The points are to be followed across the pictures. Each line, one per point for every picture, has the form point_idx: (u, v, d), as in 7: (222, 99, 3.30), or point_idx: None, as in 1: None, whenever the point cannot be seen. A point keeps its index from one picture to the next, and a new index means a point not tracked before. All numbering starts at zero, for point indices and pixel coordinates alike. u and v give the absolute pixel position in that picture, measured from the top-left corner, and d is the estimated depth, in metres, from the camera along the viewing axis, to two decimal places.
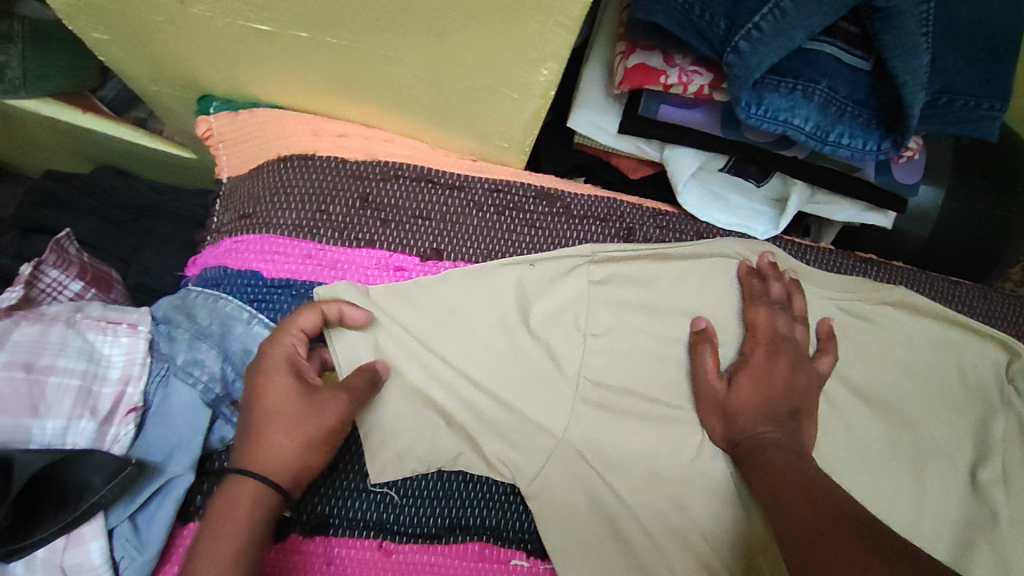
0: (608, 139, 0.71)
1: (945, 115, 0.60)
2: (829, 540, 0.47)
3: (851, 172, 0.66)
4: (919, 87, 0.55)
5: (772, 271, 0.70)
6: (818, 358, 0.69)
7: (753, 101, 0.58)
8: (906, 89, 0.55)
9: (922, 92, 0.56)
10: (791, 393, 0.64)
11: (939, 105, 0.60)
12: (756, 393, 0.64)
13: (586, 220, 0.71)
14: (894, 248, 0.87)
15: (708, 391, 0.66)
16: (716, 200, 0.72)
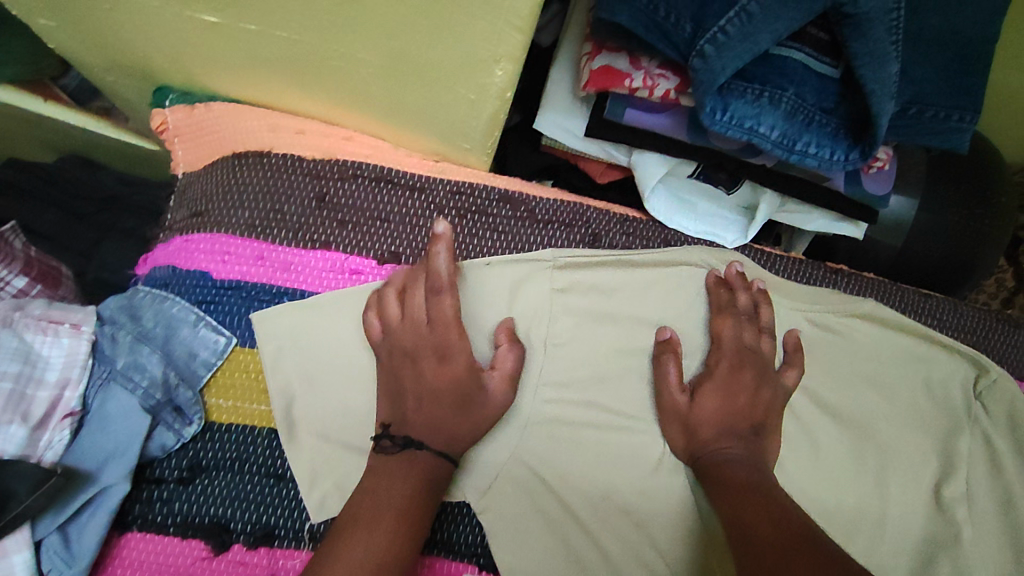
0: (574, 143, 0.69)
1: (917, 124, 0.58)
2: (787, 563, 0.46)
3: (820, 182, 0.65)
4: (888, 97, 0.53)
5: (739, 282, 0.68)
6: (785, 372, 0.68)
7: (718, 108, 0.56)
8: (874, 98, 0.53)
9: (891, 101, 0.54)
10: (752, 407, 0.64)
11: (908, 115, 0.58)
12: (719, 407, 0.63)
13: (549, 226, 0.69)
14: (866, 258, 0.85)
15: (670, 404, 0.65)
16: (682, 206, 0.71)
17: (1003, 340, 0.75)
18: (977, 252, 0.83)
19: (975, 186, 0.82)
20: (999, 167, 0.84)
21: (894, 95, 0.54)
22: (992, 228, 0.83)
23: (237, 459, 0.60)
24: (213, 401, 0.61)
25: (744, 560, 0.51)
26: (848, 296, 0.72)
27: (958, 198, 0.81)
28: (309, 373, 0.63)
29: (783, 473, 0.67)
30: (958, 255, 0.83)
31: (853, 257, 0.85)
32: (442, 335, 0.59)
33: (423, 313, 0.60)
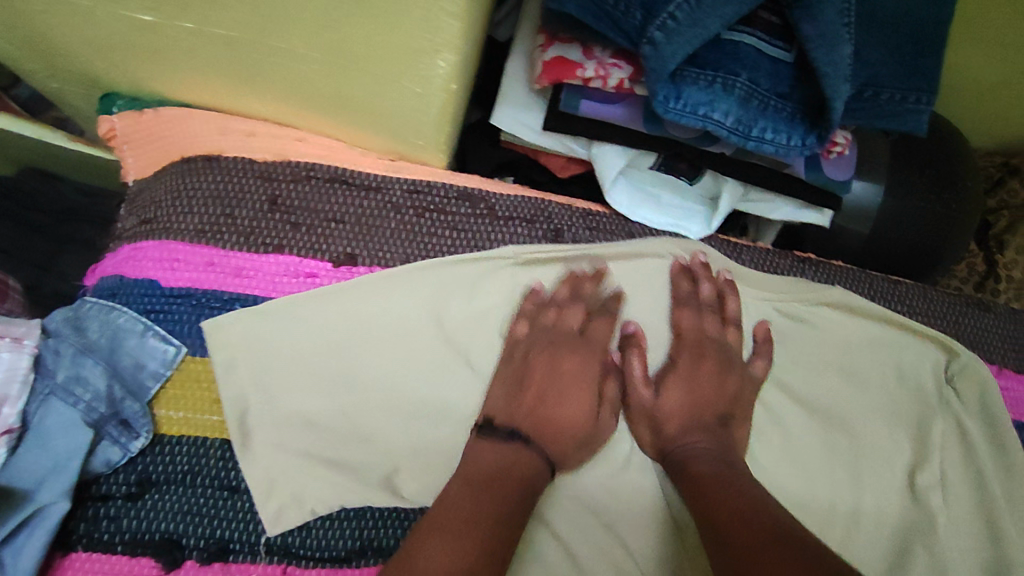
0: (532, 138, 0.67)
1: (872, 108, 0.58)
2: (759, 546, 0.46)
3: (780, 169, 0.64)
4: (841, 80, 0.53)
5: (702, 271, 0.69)
6: (752, 363, 0.67)
7: (671, 95, 0.55)
8: (830, 83, 0.53)
9: (847, 85, 0.53)
10: (718, 396, 0.64)
11: (864, 98, 0.57)
12: (682, 399, 0.64)
13: (509, 222, 0.68)
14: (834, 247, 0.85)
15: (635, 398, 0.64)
16: (645, 197, 0.70)
17: (974, 324, 0.75)
18: (946, 238, 0.83)
19: (940, 170, 0.82)
20: (963, 152, 0.84)
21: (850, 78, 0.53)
22: (959, 213, 0.83)
23: (188, 472, 0.58)
24: (163, 413, 0.59)
25: (713, 543, 0.50)
26: (816, 284, 0.71)
27: (924, 182, 0.81)
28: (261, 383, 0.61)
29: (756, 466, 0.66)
30: (927, 241, 0.83)
31: (822, 246, 0.84)
32: (567, 337, 0.64)
33: (576, 324, 0.65)
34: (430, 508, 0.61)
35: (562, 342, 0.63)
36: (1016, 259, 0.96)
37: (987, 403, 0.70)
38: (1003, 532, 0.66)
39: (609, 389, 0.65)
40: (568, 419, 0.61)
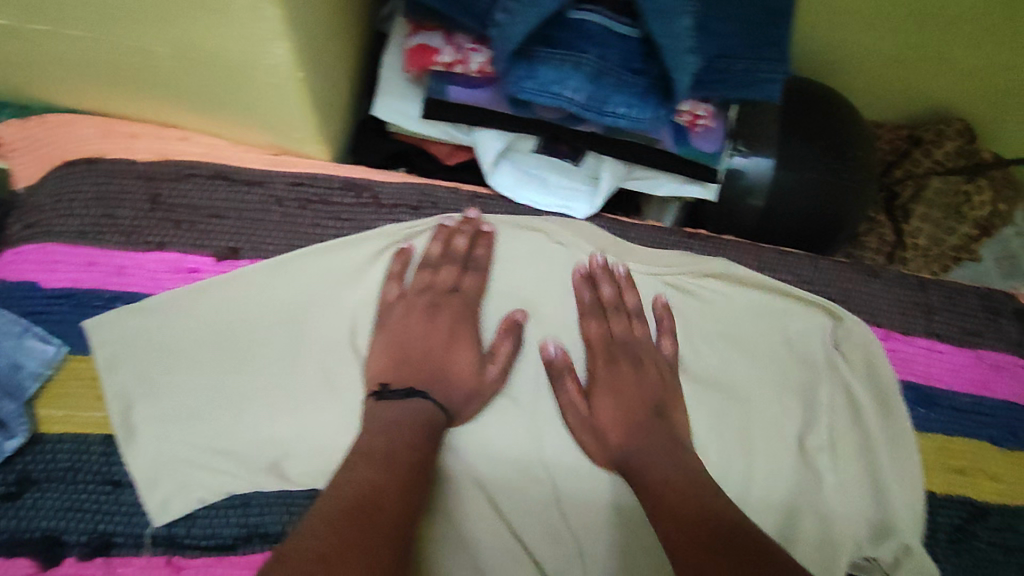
0: (412, 126, 0.69)
1: (725, 80, 0.59)
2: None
3: (652, 145, 0.65)
4: (683, 53, 0.55)
5: (604, 275, 0.70)
6: (660, 343, 0.69)
7: (523, 74, 0.56)
8: (672, 57, 0.55)
9: (691, 59, 0.55)
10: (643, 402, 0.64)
11: (714, 70, 0.58)
12: (620, 411, 0.64)
13: (395, 210, 0.69)
14: (732, 224, 0.87)
15: (569, 407, 0.65)
16: (530, 180, 0.71)
17: (860, 290, 0.77)
18: (841, 208, 0.85)
19: (830, 143, 0.84)
20: (853, 125, 0.87)
21: (693, 51, 0.55)
22: (852, 183, 0.85)
23: (71, 468, 0.58)
24: (45, 412, 0.59)
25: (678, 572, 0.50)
26: (702, 258, 0.74)
27: (814, 154, 0.83)
28: (143, 375, 0.61)
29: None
30: (822, 212, 0.84)
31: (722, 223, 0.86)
32: (439, 302, 0.66)
33: (451, 283, 0.67)
34: (318, 492, 0.61)
35: (440, 300, 0.66)
36: (920, 227, 1.00)
37: (868, 358, 0.72)
38: (884, 482, 0.69)
39: (494, 368, 0.65)
40: (450, 382, 0.63)
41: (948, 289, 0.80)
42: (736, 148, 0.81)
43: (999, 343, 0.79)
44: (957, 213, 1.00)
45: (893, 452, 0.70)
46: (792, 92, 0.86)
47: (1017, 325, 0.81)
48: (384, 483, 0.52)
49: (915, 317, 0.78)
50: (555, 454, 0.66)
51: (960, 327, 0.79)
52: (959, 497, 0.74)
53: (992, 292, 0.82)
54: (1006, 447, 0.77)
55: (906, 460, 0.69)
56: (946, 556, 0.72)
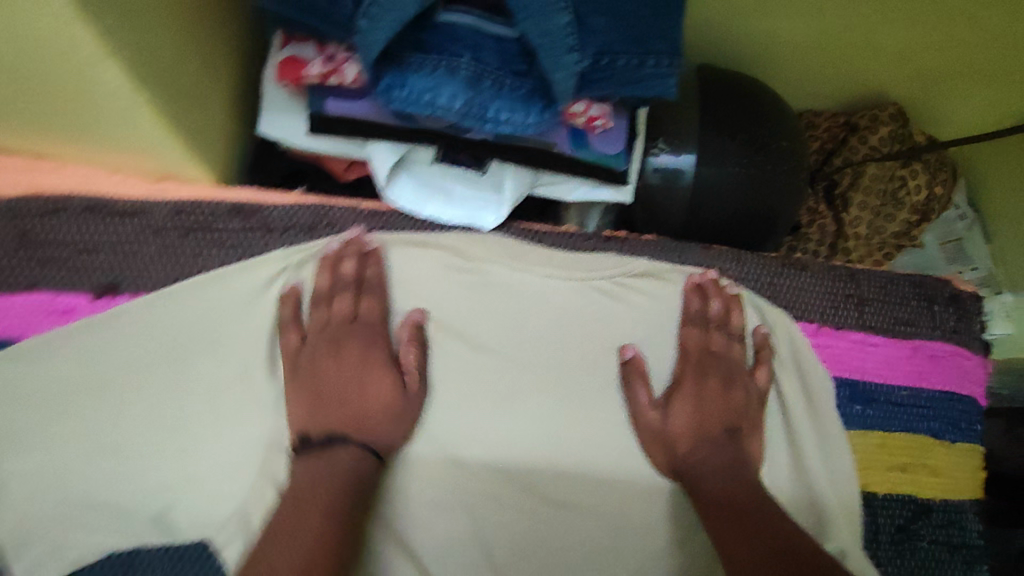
0: (300, 141, 0.65)
1: (612, 76, 0.56)
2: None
3: (549, 150, 0.62)
4: (564, 48, 0.51)
5: (714, 288, 0.70)
6: (756, 372, 0.70)
7: (394, 83, 0.53)
8: (548, 58, 0.51)
9: (574, 56, 0.52)
10: (722, 411, 0.66)
11: (601, 66, 0.55)
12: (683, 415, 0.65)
13: (286, 232, 0.65)
14: (659, 221, 0.85)
15: (642, 419, 0.66)
16: (433, 191, 0.68)
17: (787, 284, 0.74)
18: (770, 200, 0.82)
19: (754, 133, 0.80)
20: (778, 113, 0.84)
21: (575, 49, 0.52)
22: (778, 174, 0.82)
23: None
24: None
25: None
26: (619, 260, 0.71)
27: (736, 147, 0.80)
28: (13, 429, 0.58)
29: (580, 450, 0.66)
30: (748, 205, 0.81)
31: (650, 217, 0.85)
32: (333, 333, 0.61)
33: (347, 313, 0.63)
34: (206, 543, 0.57)
35: (340, 331, 0.61)
36: (859, 215, 0.98)
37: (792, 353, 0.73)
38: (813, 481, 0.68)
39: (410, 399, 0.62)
40: (366, 423, 0.59)
41: (880, 278, 0.76)
42: (657, 147, 0.80)
43: (934, 332, 0.76)
44: (894, 199, 0.97)
45: (826, 443, 0.70)
46: (708, 84, 0.83)
47: (952, 311, 0.78)
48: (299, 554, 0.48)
49: (846, 311, 0.74)
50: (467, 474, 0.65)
51: (894, 318, 0.76)
52: (900, 495, 0.72)
53: (926, 278, 0.78)
54: (947, 440, 0.74)
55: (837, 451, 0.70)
56: (887, 557, 0.70)
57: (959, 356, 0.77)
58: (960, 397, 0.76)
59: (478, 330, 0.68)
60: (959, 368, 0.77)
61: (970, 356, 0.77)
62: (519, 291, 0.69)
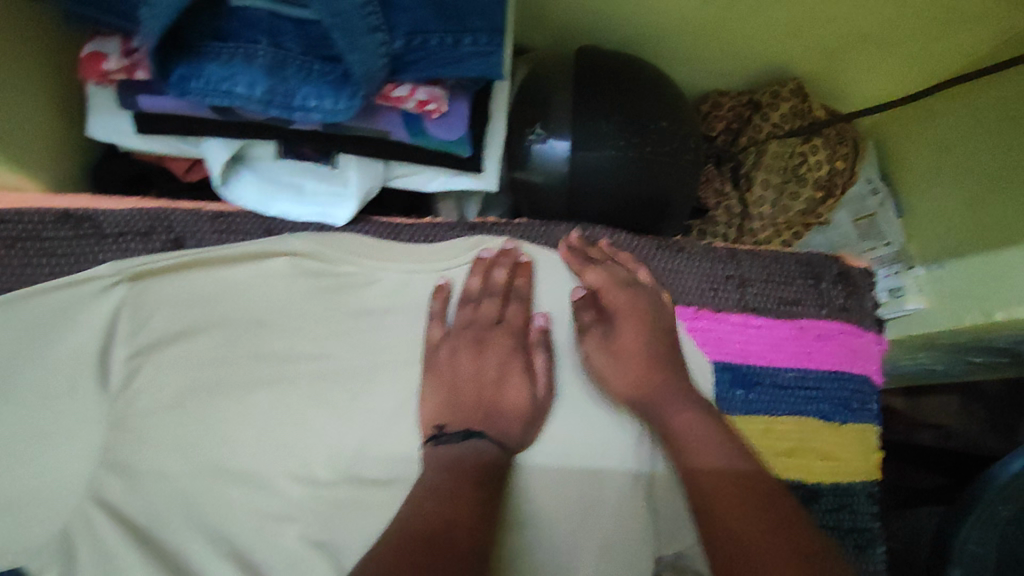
0: (133, 141, 0.62)
1: (429, 56, 0.53)
2: (738, 523, 0.50)
3: (387, 138, 0.60)
4: (364, 31, 0.48)
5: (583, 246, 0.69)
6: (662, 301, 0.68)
7: (189, 74, 0.50)
8: (343, 38, 0.48)
9: (375, 35, 0.49)
10: (644, 344, 0.63)
11: (415, 47, 0.52)
12: (617, 354, 0.63)
13: (121, 239, 0.62)
14: (543, 204, 0.83)
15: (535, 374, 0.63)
16: (280, 187, 0.65)
17: (662, 264, 0.72)
18: (654, 181, 0.79)
19: (631, 113, 0.78)
20: (660, 92, 0.81)
21: (377, 27, 0.49)
22: (661, 154, 0.79)
23: None
24: None
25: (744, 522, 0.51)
26: (479, 240, 0.68)
27: (612, 128, 0.77)
28: None
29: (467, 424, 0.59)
30: (630, 189, 0.79)
31: (531, 203, 0.84)
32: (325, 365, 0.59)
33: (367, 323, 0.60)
34: (20, 569, 0.53)
35: None
36: (764, 195, 0.95)
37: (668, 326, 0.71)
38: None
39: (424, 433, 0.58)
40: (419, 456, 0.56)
41: (764, 258, 0.74)
42: (533, 133, 0.79)
43: (821, 311, 0.74)
44: (797, 176, 0.95)
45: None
46: (585, 66, 0.80)
47: (841, 288, 0.75)
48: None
49: (727, 292, 0.72)
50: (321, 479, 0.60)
51: (777, 296, 0.73)
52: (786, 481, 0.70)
53: (814, 255, 0.76)
54: (836, 421, 0.72)
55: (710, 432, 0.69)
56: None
57: (849, 334, 0.74)
58: (851, 376, 0.74)
59: (335, 346, 0.63)
60: (850, 347, 0.74)
61: (860, 334, 0.75)
62: (380, 294, 0.65)
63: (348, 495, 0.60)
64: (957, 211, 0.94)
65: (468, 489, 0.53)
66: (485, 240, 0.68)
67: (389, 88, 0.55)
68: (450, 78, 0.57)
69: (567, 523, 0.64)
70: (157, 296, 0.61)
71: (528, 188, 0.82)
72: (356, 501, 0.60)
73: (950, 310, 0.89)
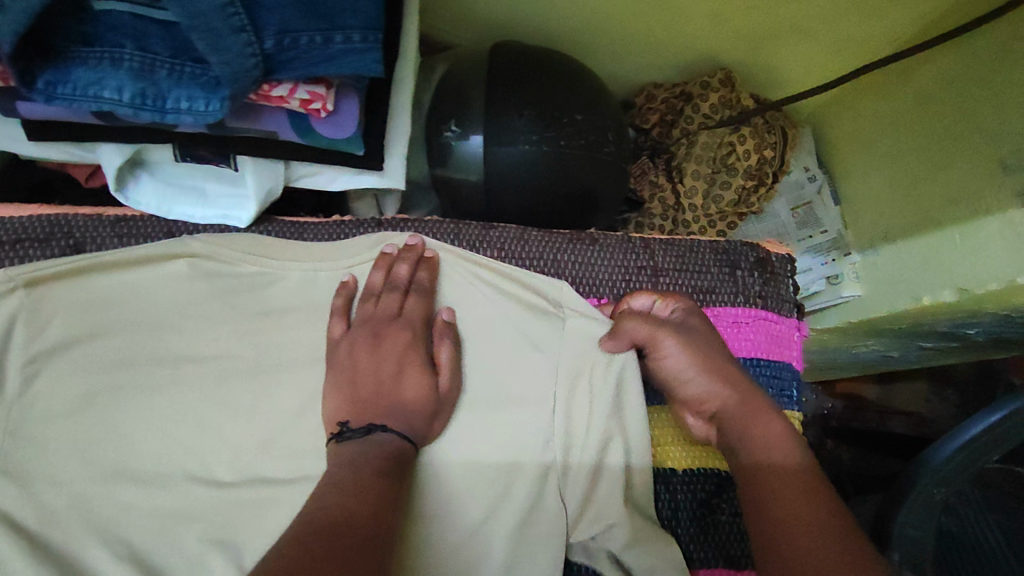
0: (27, 149, 0.62)
1: (301, 56, 0.52)
2: (791, 521, 0.52)
3: (276, 138, 0.60)
4: (224, 32, 0.48)
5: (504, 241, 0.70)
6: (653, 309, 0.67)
7: (54, 80, 0.49)
8: (204, 40, 0.48)
9: (240, 36, 0.49)
10: (716, 368, 0.61)
11: (285, 47, 0.51)
12: (703, 376, 0.61)
13: (18, 246, 0.62)
14: (464, 201, 0.83)
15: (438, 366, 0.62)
16: (182, 191, 0.65)
17: (571, 259, 0.71)
18: (573, 176, 0.79)
19: (544, 107, 0.78)
20: (577, 85, 0.81)
21: (241, 27, 0.48)
22: (577, 148, 0.78)
23: None
24: None
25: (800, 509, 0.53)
26: (382, 237, 0.67)
27: (525, 123, 0.77)
28: None
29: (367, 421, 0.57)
30: (547, 184, 0.79)
31: (453, 200, 0.84)
32: (397, 341, 0.60)
33: (364, 327, 0.61)
34: None
35: (387, 324, 0.61)
36: (694, 185, 0.96)
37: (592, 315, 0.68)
38: (598, 461, 0.65)
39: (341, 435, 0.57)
40: (343, 452, 0.55)
41: (679, 247, 0.73)
42: (449, 129, 0.79)
43: (737, 298, 0.73)
44: (725, 166, 0.96)
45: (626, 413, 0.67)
46: (499, 62, 0.80)
47: (758, 275, 0.74)
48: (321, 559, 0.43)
49: (640, 282, 0.72)
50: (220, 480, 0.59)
51: (691, 287, 0.72)
52: (699, 470, 0.69)
53: (731, 243, 0.75)
54: None
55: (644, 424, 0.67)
56: (689, 535, 0.68)
57: (767, 321, 0.73)
58: (769, 364, 0.72)
59: (237, 346, 0.63)
60: (768, 334, 0.73)
61: (778, 320, 0.74)
62: (280, 293, 0.65)
63: (251, 495, 0.59)
64: (888, 194, 0.93)
65: (374, 485, 0.52)
66: (389, 237, 0.67)
67: (266, 88, 0.54)
68: (334, 76, 0.57)
69: (479, 514, 0.63)
70: (57, 302, 0.61)
71: (448, 185, 0.82)
72: (261, 501, 0.59)
73: (885, 295, 0.89)
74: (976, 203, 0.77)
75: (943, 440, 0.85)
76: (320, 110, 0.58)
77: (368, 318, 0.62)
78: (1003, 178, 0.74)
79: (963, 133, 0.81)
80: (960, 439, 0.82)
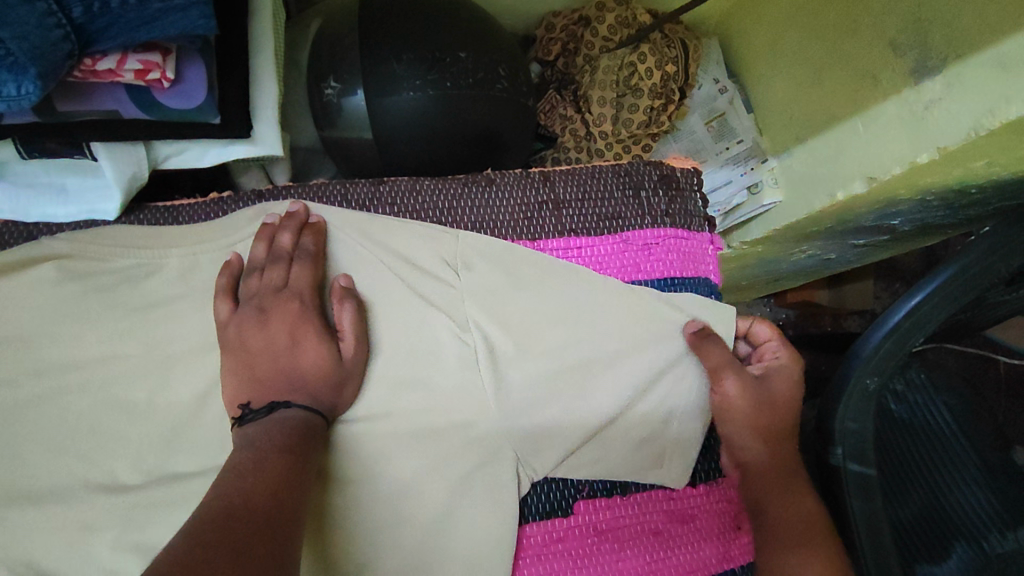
0: None
1: (114, 22, 0.46)
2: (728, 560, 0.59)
3: (119, 118, 0.55)
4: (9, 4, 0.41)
5: (395, 185, 0.65)
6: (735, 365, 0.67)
7: None
8: None
9: (36, 5, 0.42)
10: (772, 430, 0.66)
11: (95, 12, 0.45)
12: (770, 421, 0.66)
13: None
14: (358, 158, 0.79)
15: (342, 331, 0.60)
16: (36, 190, 0.58)
17: (468, 202, 0.66)
18: (467, 117, 0.75)
19: (421, 47, 0.73)
20: (458, 21, 0.77)
21: None
22: (464, 85, 0.74)
23: None
24: None
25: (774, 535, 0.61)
26: (265, 207, 0.64)
27: (405, 68, 0.73)
28: None
29: (270, 401, 0.55)
30: (440, 130, 0.75)
31: (348, 159, 0.80)
32: (287, 315, 0.58)
33: (251, 303, 0.59)
34: None
35: (274, 298, 0.59)
36: (602, 111, 0.94)
37: (512, 264, 0.66)
38: (516, 403, 0.65)
39: (245, 416, 0.55)
40: (247, 429, 0.53)
41: (580, 175, 0.68)
42: (329, 86, 0.75)
43: (644, 220, 0.69)
44: (630, 88, 0.93)
45: (581, 366, 0.66)
46: (371, 10, 0.76)
47: (662, 194, 0.69)
48: (196, 525, 0.42)
49: (542, 217, 0.67)
50: (133, 476, 0.59)
51: (596, 213, 0.68)
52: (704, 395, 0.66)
53: (631, 163, 0.69)
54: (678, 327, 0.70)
55: (590, 371, 0.66)
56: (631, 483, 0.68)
57: (678, 239, 0.70)
58: (683, 282, 0.70)
59: (125, 345, 0.61)
60: (680, 252, 0.70)
61: (689, 235, 0.70)
62: (160, 284, 0.62)
63: (157, 494, 0.58)
64: (799, 93, 0.91)
65: (277, 457, 0.50)
66: (269, 208, 0.64)
67: (91, 63, 0.48)
68: (166, 39, 0.51)
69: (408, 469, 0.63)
70: None
71: (339, 143, 0.78)
72: (166, 498, 0.58)
73: (804, 196, 0.88)
74: (876, 87, 0.76)
75: (872, 327, 0.86)
76: (161, 79, 0.52)
77: (256, 292, 0.60)
78: (897, 60, 0.73)
79: (855, 19, 0.79)
80: (887, 324, 0.82)
